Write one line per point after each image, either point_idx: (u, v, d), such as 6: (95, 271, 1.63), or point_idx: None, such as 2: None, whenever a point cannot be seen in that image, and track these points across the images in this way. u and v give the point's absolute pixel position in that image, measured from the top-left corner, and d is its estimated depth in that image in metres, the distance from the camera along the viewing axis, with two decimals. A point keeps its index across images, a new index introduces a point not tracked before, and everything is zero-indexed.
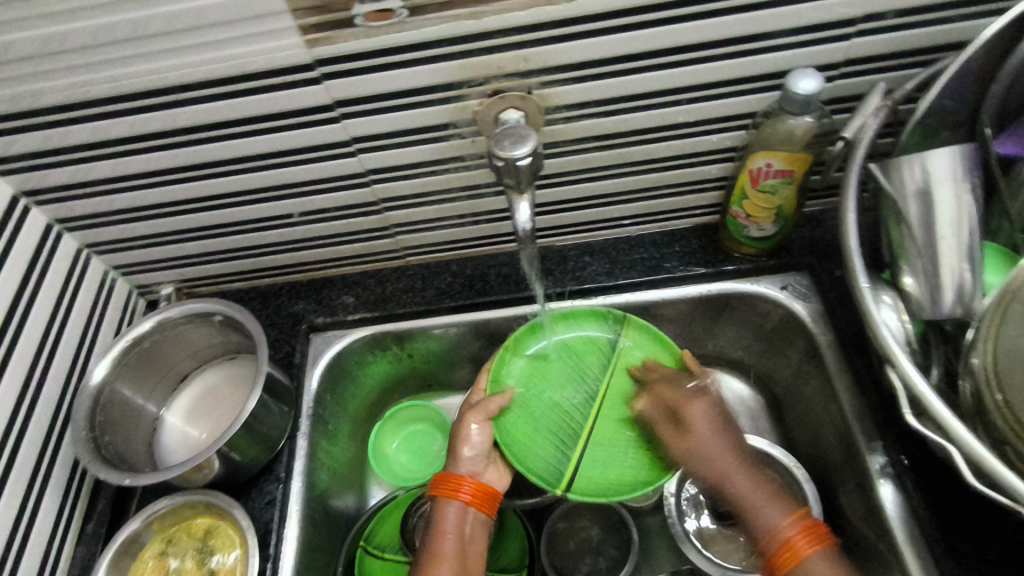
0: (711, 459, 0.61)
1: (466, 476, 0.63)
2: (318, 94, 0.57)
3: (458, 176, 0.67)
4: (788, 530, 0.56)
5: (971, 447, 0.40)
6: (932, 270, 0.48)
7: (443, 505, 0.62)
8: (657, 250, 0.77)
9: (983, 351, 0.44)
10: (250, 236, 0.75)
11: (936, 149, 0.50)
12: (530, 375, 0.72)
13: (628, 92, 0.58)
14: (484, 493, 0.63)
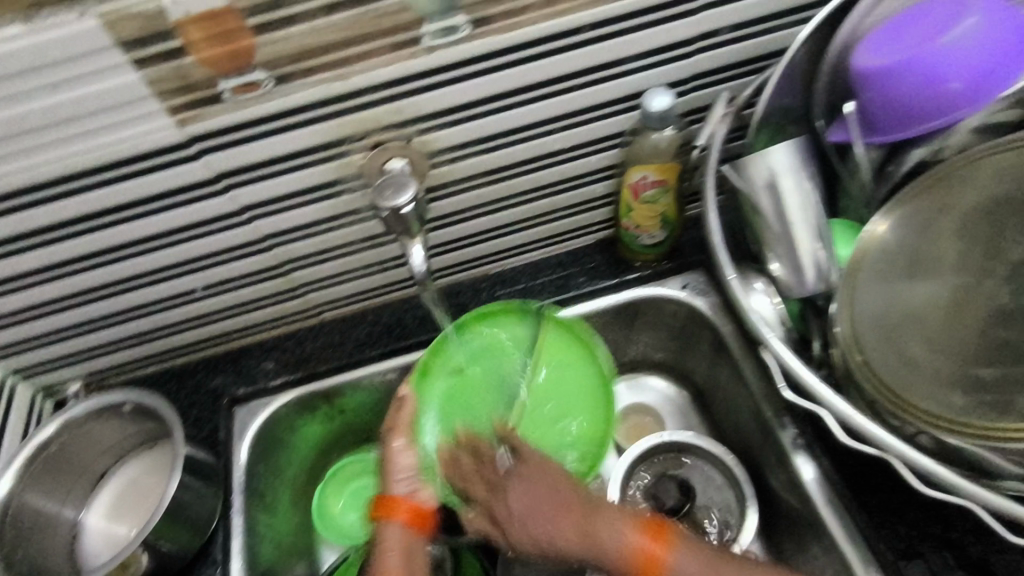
0: (534, 519, 0.58)
1: (402, 497, 0.61)
2: (200, 169, 0.58)
3: (358, 229, 0.68)
4: (636, 546, 0.57)
5: (840, 409, 0.44)
6: (791, 252, 0.53)
7: (381, 529, 0.59)
8: (563, 270, 0.80)
9: (844, 320, 0.49)
10: (155, 318, 0.73)
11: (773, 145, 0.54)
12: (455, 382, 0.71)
13: (503, 128, 0.62)
14: (422, 512, 0.60)
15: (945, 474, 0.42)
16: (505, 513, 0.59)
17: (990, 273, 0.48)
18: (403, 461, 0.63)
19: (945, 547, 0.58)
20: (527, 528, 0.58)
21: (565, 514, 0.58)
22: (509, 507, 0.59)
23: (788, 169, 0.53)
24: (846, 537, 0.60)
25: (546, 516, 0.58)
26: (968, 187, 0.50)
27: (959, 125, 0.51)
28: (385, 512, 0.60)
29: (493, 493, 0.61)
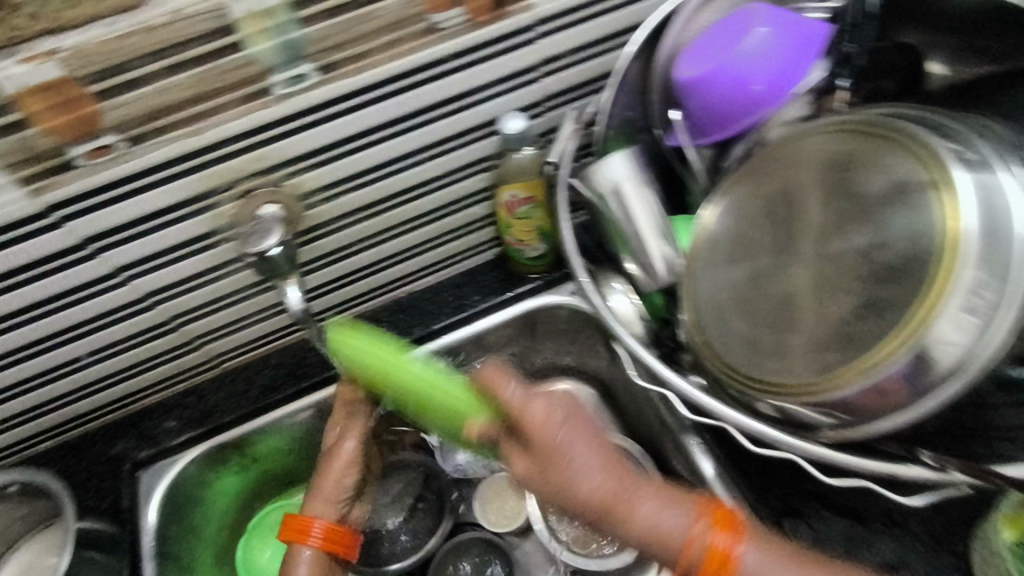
0: (583, 448, 0.52)
1: (319, 519, 0.65)
2: (62, 238, 0.57)
3: (242, 276, 0.69)
4: (696, 524, 0.49)
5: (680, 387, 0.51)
6: (643, 251, 0.58)
7: (294, 551, 0.63)
8: (458, 290, 0.83)
9: (687, 308, 0.56)
10: (40, 392, 0.71)
11: (609, 155, 0.60)
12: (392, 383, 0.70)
13: (371, 164, 0.64)
14: (337, 537, 0.64)
15: (765, 433, 0.49)
16: (548, 445, 0.52)
17: (829, 242, 0.50)
18: (332, 480, 0.66)
19: (818, 502, 0.65)
20: (567, 467, 0.52)
21: (624, 488, 0.51)
22: (558, 426, 0.53)
23: (629, 175, 0.59)
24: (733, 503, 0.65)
25: (596, 476, 0.51)
26: (790, 169, 0.55)
27: (771, 121, 0.58)
28: (300, 534, 0.64)
29: (534, 415, 0.53)
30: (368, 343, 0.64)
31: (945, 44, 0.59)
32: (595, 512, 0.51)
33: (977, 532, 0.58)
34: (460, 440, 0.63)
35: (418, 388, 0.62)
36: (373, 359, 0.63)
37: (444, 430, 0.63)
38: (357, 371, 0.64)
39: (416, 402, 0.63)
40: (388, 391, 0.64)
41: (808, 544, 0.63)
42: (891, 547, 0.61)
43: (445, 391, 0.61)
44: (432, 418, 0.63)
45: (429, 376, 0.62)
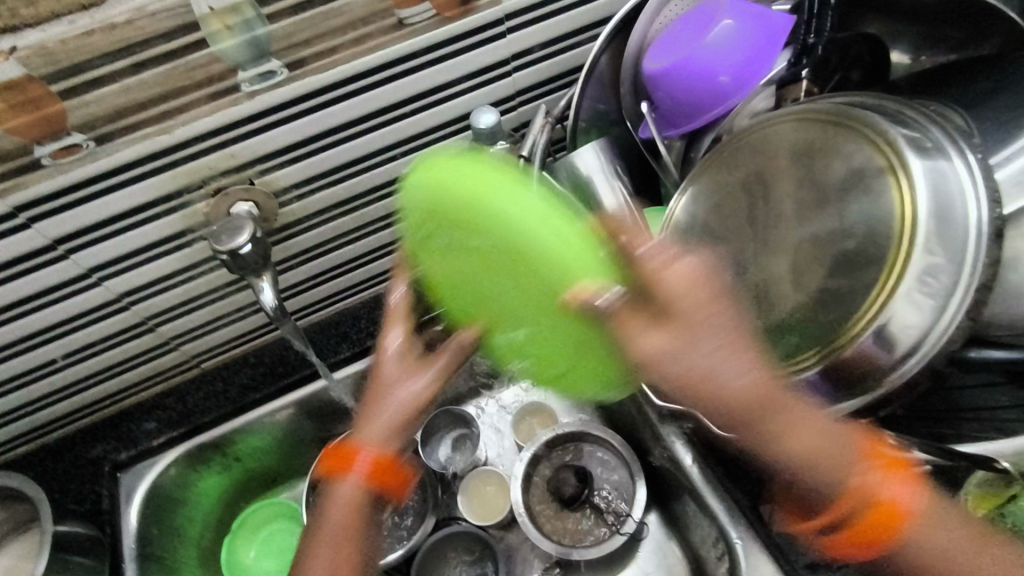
0: (727, 341, 0.48)
1: (367, 447, 0.52)
2: (32, 239, 0.57)
3: (218, 275, 0.69)
4: (863, 482, 0.49)
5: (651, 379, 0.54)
6: None
7: (334, 481, 0.52)
8: None
9: None
10: (16, 395, 0.70)
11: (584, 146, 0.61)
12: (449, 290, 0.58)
13: (344, 160, 0.64)
14: (388, 470, 0.52)
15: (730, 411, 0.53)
16: (694, 312, 0.47)
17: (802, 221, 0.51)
18: (387, 405, 0.53)
19: None
20: (718, 359, 0.47)
21: (772, 394, 0.48)
22: (706, 303, 0.48)
23: (599, 167, 0.60)
24: (711, 490, 0.66)
25: (748, 379, 0.48)
26: (758, 152, 0.55)
27: (737, 110, 0.59)
28: (342, 462, 0.52)
29: (713, 298, 0.48)
30: (483, 171, 0.53)
31: (909, 33, 0.61)
32: (756, 417, 0.48)
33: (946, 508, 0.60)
34: (501, 322, 0.57)
35: (525, 224, 0.52)
36: (490, 181, 0.53)
37: (505, 295, 0.55)
38: (449, 201, 0.53)
39: (506, 243, 0.53)
40: (472, 228, 0.54)
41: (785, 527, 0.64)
42: None
43: (565, 232, 0.51)
44: (507, 272, 0.54)
45: (546, 211, 0.53)
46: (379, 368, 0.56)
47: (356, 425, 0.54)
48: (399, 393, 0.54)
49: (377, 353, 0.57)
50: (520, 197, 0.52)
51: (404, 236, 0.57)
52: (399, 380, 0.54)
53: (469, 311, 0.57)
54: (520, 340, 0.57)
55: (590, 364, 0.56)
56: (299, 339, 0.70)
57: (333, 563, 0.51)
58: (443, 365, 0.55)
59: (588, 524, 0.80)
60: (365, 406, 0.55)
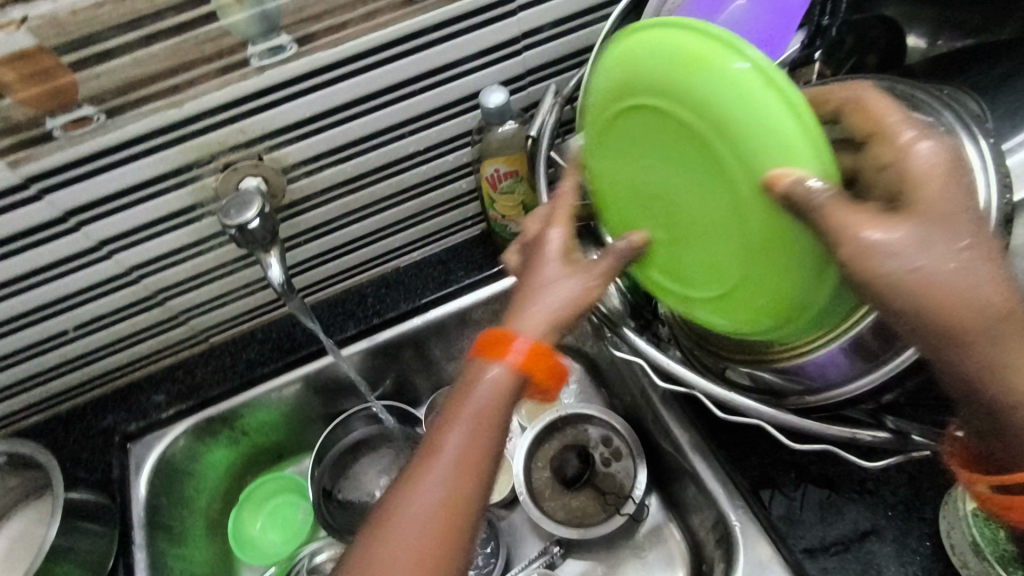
0: (971, 254, 0.39)
1: (523, 334, 0.48)
2: (44, 210, 0.58)
3: (227, 250, 0.69)
4: None
5: (657, 359, 0.53)
6: None
7: (484, 363, 0.48)
8: (444, 265, 0.83)
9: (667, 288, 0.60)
10: (29, 365, 0.72)
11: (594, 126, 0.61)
12: (622, 185, 0.53)
13: (352, 137, 0.64)
14: (538, 363, 0.48)
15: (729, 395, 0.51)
16: (942, 203, 0.39)
17: None
18: (545, 295, 0.49)
19: (793, 471, 0.66)
20: (956, 264, 0.39)
21: (1006, 319, 0.40)
22: (958, 207, 0.40)
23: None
24: (711, 474, 0.66)
25: (978, 292, 0.39)
26: None
27: None
28: (497, 343, 0.48)
29: (946, 205, 0.39)
30: (706, 28, 0.43)
31: (924, 17, 0.61)
32: (981, 332, 0.40)
33: (945, 498, 0.60)
34: (665, 223, 0.51)
35: (738, 104, 0.41)
36: (706, 45, 0.42)
37: (679, 194, 0.49)
38: (645, 72, 0.46)
39: (698, 128, 0.44)
40: (665, 109, 0.46)
41: (785, 512, 0.64)
42: (862, 512, 0.63)
43: (783, 116, 0.40)
44: (687, 162, 0.47)
45: (757, 88, 0.40)
46: (535, 258, 0.51)
47: (510, 313, 0.50)
48: (571, 282, 0.50)
49: (536, 243, 0.52)
50: (732, 66, 0.41)
51: (591, 117, 0.53)
52: (567, 271, 0.50)
53: (632, 207, 0.53)
54: (671, 250, 0.52)
55: (766, 293, 0.45)
56: (306, 314, 0.71)
57: (465, 449, 0.47)
58: (611, 264, 0.51)
59: (588, 504, 0.81)
60: (522, 295, 0.50)
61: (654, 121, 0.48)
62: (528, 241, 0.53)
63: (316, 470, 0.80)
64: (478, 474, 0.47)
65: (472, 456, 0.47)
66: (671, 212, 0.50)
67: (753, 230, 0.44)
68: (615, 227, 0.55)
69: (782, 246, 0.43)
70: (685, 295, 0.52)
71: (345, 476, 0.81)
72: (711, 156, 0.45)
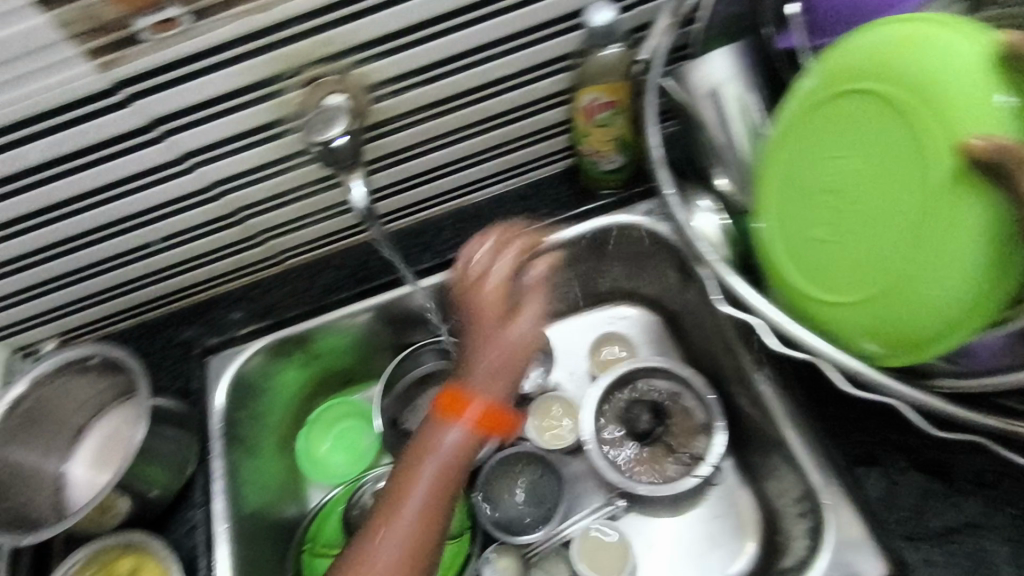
0: None
1: (477, 399, 0.61)
2: (130, 117, 0.57)
3: (307, 171, 0.67)
4: None
5: (773, 319, 0.48)
6: (733, 165, 0.56)
7: (442, 425, 0.61)
8: (526, 203, 0.79)
9: None
10: (118, 274, 0.73)
11: (715, 49, 0.55)
12: (790, 179, 0.52)
13: (442, 56, 0.59)
14: (490, 420, 0.61)
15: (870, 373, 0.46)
16: None
17: None
18: (502, 362, 0.62)
19: (900, 453, 0.60)
20: None
21: None
22: None
23: (729, 76, 0.55)
24: (804, 445, 0.61)
25: None
26: None
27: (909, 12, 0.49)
28: (450, 406, 0.61)
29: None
30: (940, 22, 0.45)
31: None
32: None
33: None
34: (830, 217, 0.50)
35: (977, 87, 0.42)
36: (930, 31, 0.45)
37: (860, 187, 0.49)
38: (861, 56, 0.47)
39: (911, 110, 0.45)
40: (878, 90, 0.47)
41: (882, 495, 0.59)
42: (977, 506, 0.58)
43: (1008, 100, 0.41)
44: (885, 151, 0.47)
45: (984, 74, 0.42)
46: (479, 330, 0.64)
47: (467, 376, 0.62)
48: (508, 359, 0.63)
49: (478, 322, 0.64)
50: (972, 61, 0.42)
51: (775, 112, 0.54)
52: (501, 349, 0.63)
53: (789, 198, 0.52)
54: (825, 246, 0.51)
55: (950, 289, 0.44)
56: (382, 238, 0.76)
57: (428, 502, 0.59)
58: (546, 307, 0.65)
59: (659, 461, 0.78)
60: (473, 360, 0.63)
61: (855, 111, 0.48)
62: (467, 292, 0.65)
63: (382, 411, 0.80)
64: (440, 520, 0.59)
65: (437, 506, 0.59)
66: (843, 206, 0.50)
67: (944, 224, 0.43)
68: (762, 222, 0.54)
69: (969, 242, 0.43)
70: (835, 296, 0.49)
71: (413, 407, 0.81)
72: (918, 142, 0.45)
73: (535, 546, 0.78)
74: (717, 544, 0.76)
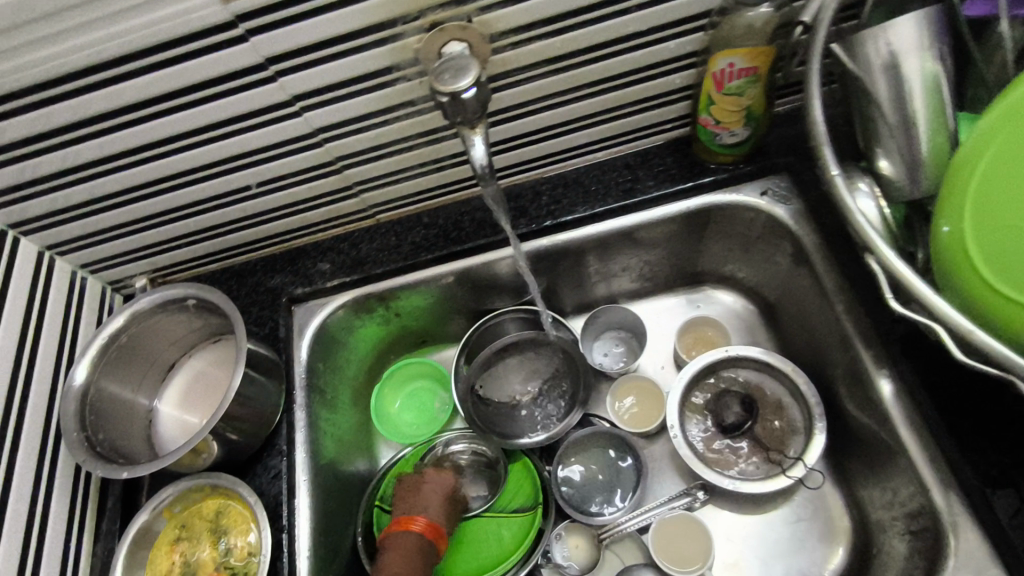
0: None
1: (420, 515, 0.66)
2: (247, 53, 0.54)
3: (412, 123, 0.65)
4: None
5: (959, 324, 0.41)
6: (906, 147, 0.50)
7: (395, 539, 0.64)
8: (631, 171, 0.75)
9: (926, 245, 0.51)
10: (214, 215, 0.73)
11: (905, 14, 0.49)
12: (1009, 173, 0.45)
13: (573, 6, 0.55)
14: (436, 532, 0.66)
15: None
16: None
17: None
18: (432, 496, 0.68)
19: None
20: None
21: None
22: None
23: (916, 46, 0.48)
24: (925, 460, 0.57)
25: None
26: None
27: None
28: (403, 526, 0.65)
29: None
30: None
31: None
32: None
33: None
34: None
35: None
36: None
37: None
38: None
39: None
40: None
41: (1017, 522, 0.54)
42: None
43: None
44: None
45: None
46: (416, 477, 0.71)
47: (410, 506, 0.67)
48: (442, 509, 0.68)
49: (409, 476, 0.71)
50: None
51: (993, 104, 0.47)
52: (446, 492, 0.70)
53: (986, 198, 0.45)
54: None
55: None
56: (495, 203, 0.68)
57: None
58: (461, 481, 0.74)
59: (746, 458, 0.75)
60: (405, 501, 0.68)
61: None
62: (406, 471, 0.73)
63: (483, 359, 0.78)
64: None
65: None
66: None
67: None
68: (948, 221, 0.46)
69: None
70: None
71: (489, 373, 0.81)
72: None
73: (610, 528, 0.74)
74: (802, 548, 0.73)
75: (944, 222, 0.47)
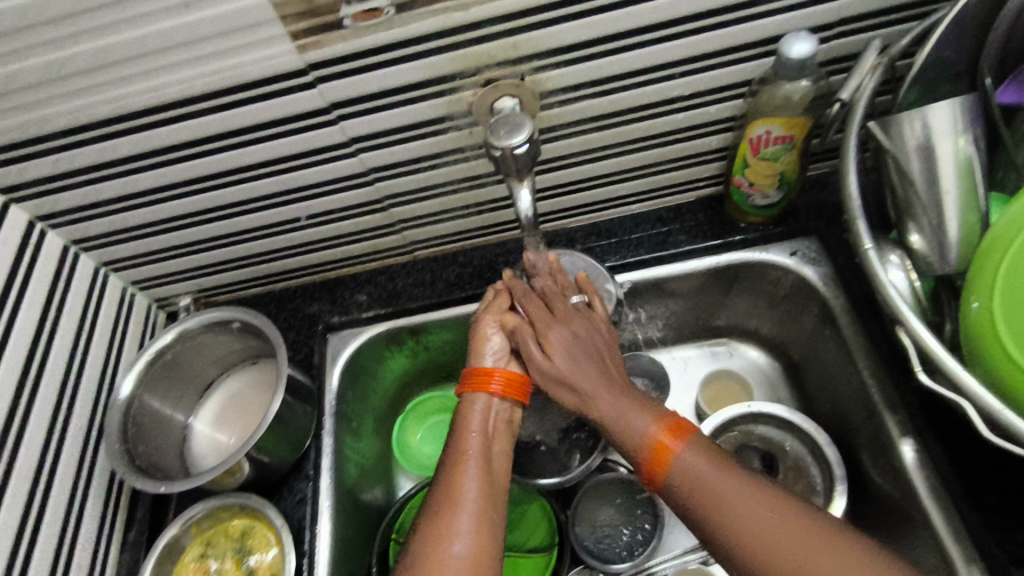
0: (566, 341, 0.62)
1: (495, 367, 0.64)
2: (313, 98, 0.58)
3: (459, 168, 0.68)
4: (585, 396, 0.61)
5: (985, 402, 0.42)
6: (938, 222, 0.52)
7: (471, 398, 0.63)
8: (662, 225, 0.77)
9: (953, 318, 0.53)
10: (263, 242, 0.76)
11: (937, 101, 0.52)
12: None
13: (622, 70, 0.59)
14: (514, 381, 0.63)
15: None
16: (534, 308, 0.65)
17: None
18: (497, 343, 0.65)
19: None
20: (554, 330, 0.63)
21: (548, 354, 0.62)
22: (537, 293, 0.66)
23: (948, 129, 0.51)
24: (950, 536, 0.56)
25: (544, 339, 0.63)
26: None
27: None
28: (480, 384, 0.63)
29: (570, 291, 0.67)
30: None
31: None
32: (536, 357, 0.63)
33: None
34: None
35: None
36: None
37: None
38: None
39: None
40: None
41: None
42: None
43: None
44: None
45: None
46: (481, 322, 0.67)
47: (481, 354, 0.65)
48: (510, 355, 0.66)
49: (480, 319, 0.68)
50: None
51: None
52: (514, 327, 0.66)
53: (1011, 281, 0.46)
54: None
55: None
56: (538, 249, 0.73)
57: (480, 498, 0.56)
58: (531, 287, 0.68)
59: None
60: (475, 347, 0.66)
61: None
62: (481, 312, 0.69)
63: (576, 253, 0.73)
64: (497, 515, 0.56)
65: (490, 495, 0.57)
66: None
67: None
68: (978, 298, 0.48)
69: None
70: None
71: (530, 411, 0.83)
72: None
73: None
74: None
75: (973, 298, 0.49)
